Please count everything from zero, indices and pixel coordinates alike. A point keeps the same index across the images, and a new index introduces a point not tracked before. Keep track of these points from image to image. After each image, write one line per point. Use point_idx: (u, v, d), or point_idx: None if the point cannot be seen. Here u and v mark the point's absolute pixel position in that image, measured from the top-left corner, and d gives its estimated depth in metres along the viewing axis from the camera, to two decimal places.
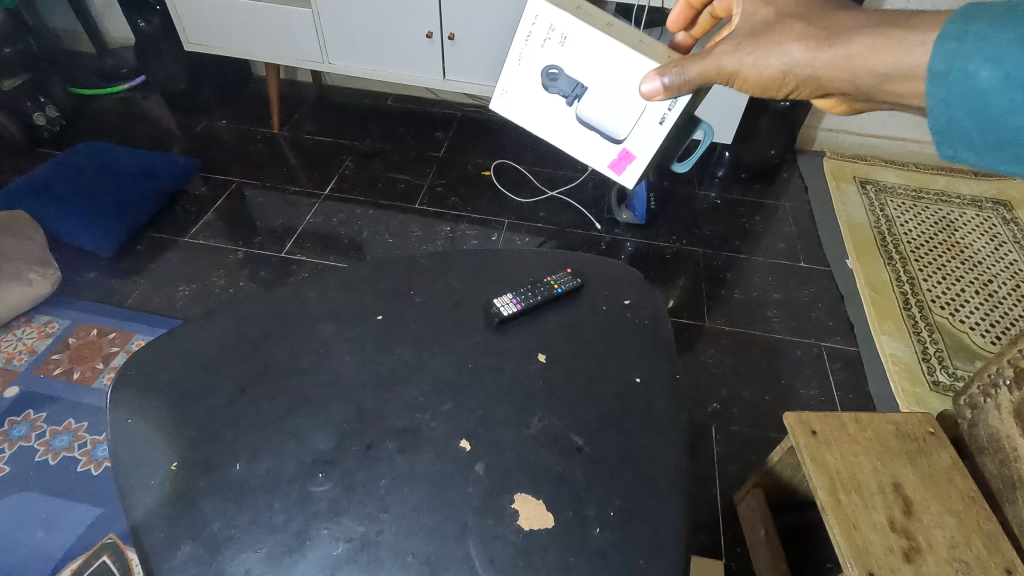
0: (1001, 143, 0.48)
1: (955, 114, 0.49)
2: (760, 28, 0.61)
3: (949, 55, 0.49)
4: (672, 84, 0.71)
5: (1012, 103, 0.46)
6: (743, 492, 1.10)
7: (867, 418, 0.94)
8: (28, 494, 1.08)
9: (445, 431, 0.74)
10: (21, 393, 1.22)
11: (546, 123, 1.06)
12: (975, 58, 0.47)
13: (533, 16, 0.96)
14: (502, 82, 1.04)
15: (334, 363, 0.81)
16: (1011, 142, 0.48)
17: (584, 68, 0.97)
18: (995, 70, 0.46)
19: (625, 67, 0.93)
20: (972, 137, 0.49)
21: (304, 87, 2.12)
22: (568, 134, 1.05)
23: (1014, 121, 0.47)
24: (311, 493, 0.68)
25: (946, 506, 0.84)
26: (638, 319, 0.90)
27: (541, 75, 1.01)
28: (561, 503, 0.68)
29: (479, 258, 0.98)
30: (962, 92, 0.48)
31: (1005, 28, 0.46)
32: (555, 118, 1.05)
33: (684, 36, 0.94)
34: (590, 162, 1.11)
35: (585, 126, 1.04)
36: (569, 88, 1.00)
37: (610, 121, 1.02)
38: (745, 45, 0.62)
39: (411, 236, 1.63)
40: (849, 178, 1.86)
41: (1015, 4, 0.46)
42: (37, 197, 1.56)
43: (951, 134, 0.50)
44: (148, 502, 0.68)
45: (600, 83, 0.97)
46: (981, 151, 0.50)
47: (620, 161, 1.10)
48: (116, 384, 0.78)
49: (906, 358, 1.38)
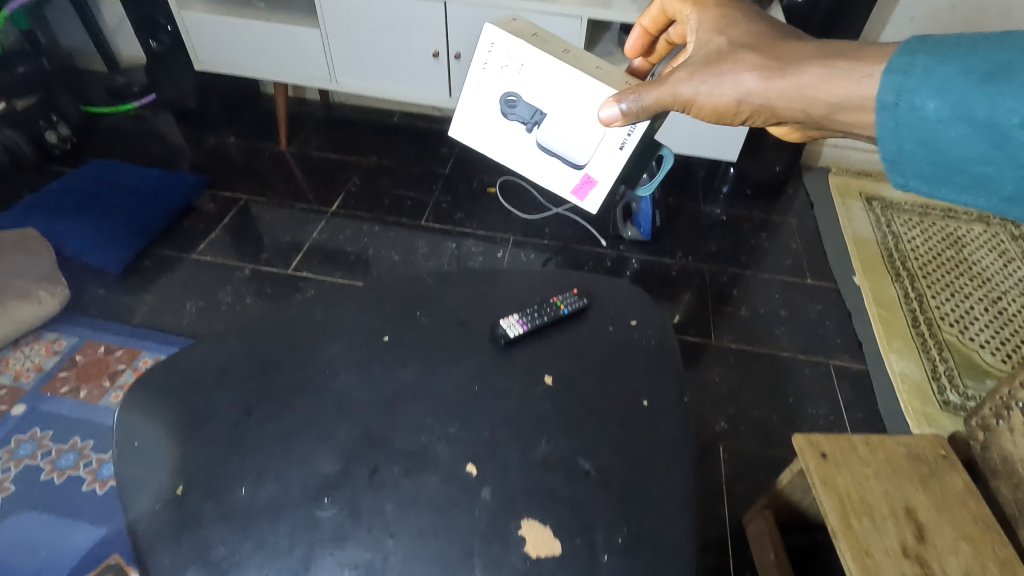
0: (951, 174, 0.46)
1: (904, 146, 0.47)
2: (713, 57, 0.63)
3: (897, 87, 0.47)
4: (630, 110, 0.71)
5: (960, 137, 0.44)
6: (751, 513, 1.08)
7: (878, 439, 0.93)
8: (33, 513, 1.08)
9: (452, 454, 0.74)
10: (28, 411, 1.23)
11: (506, 149, 1.01)
12: (920, 89, 0.45)
13: (489, 43, 0.93)
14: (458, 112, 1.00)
15: (340, 385, 0.81)
16: (960, 175, 0.46)
17: (543, 92, 0.92)
18: (941, 102, 0.44)
19: (582, 93, 0.89)
20: (924, 170, 0.47)
21: (311, 104, 2.14)
22: (528, 161, 1.00)
23: (963, 155, 0.45)
24: (317, 518, 0.68)
25: (960, 532, 0.82)
26: (645, 340, 0.89)
27: (499, 102, 0.97)
28: (568, 529, 0.67)
29: (485, 277, 0.98)
30: (910, 125, 0.46)
31: (947, 62, 0.44)
32: (515, 145, 1.00)
33: (641, 61, 0.92)
34: (552, 188, 1.04)
35: (546, 153, 0.98)
36: (529, 114, 0.95)
37: (571, 147, 0.95)
38: (699, 74, 0.63)
39: (417, 253, 1.63)
40: (854, 194, 1.86)
41: (956, 40, 0.46)
42: (47, 215, 1.58)
43: (901, 166, 0.48)
44: (153, 527, 0.67)
45: (561, 108, 0.92)
46: (934, 184, 0.48)
47: (583, 188, 1.02)
48: (124, 406, 0.79)
49: (915, 376, 1.37)
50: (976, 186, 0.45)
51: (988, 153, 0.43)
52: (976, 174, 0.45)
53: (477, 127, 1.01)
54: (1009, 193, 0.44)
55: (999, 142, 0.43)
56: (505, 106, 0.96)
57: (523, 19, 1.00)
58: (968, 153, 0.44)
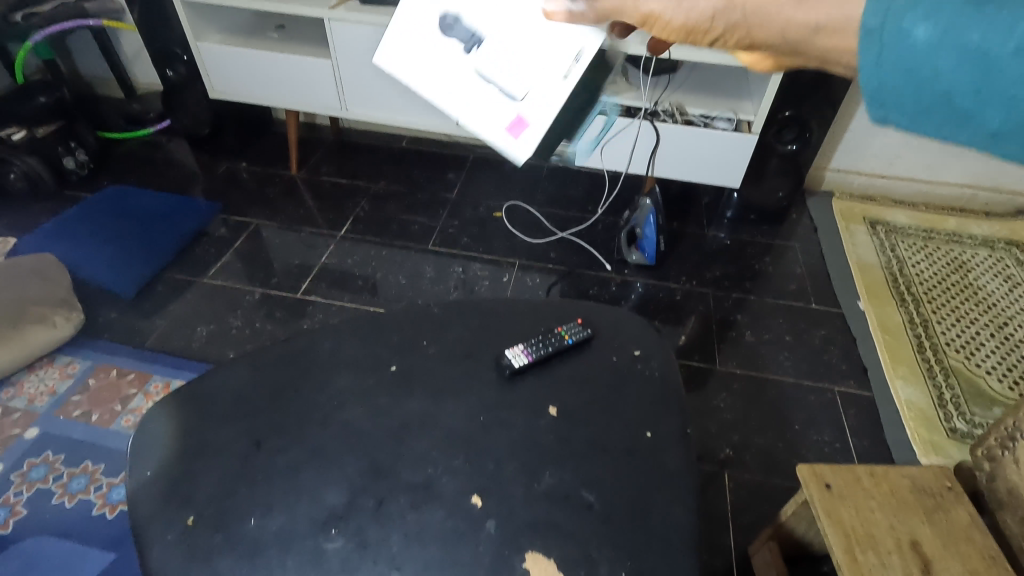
0: (933, 108, 0.41)
1: (886, 76, 0.41)
2: None
3: (882, 9, 0.40)
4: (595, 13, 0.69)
5: (945, 63, 0.39)
6: (756, 543, 1.08)
7: (882, 470, 0.93)
8: (44, 538, 1.09)
9: (457, 486, 0.75)
10: (41, 435, 1.25)
11: (436, 79, 0.87)
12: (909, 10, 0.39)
13: None
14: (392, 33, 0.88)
15: (349, 416, 0.82)
16: (943, 107, 0.40)
17: (488, 15, 0.80)
18: (931, 24, 0.38)
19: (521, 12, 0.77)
20: (907, 103, 0.41)
21: (322, 130, 2.18)
22: (461, 92, 0.87)
23: (948, 82, 0.39)
24: (324, 550, 0.69)
25: (967, 566, 0.82)
26: (648, 371, 0.90)
27: (434, 19, 0.84)
28: (571, 563, 0.68)
29: (490, 307, 1.00)
30: (893, 51, 0.40)
31: None
32: (447, 74, 0.87)
33: None
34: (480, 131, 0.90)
35: (483, 81, 0.86)
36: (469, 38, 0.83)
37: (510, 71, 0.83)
38: None
39: (424, 277, 1.66)
40: (858, 218, 1.87)
41: None
42: (65, 241, 1.62)
43: (885, 99, 0.42)
44: (163, 558, 0.69)
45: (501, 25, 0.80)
46: (917, 118, 0.42)
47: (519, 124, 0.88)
48: (137, 437, 0.81)
49: (921, 403, 1.36)
50: (960, 122, 0.40)
51: (978, 83, 0.38)
52: (961, 107, 0.40)
53: (411, 51, 0.88)
54: (996, 127, 0.39)
55: (990, 69, 0.37)
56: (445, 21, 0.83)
57: None
58: (953, 83, 0.39)
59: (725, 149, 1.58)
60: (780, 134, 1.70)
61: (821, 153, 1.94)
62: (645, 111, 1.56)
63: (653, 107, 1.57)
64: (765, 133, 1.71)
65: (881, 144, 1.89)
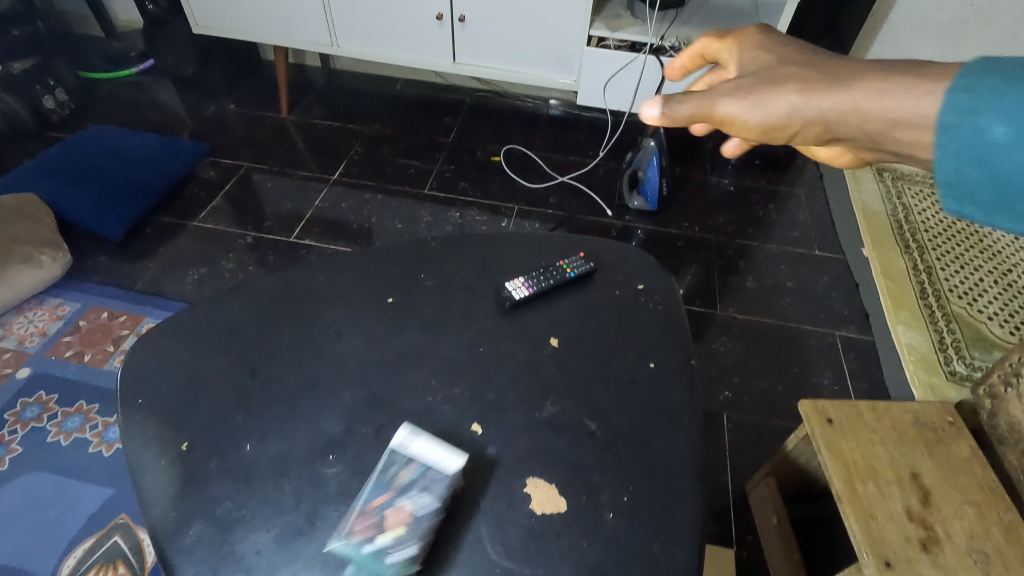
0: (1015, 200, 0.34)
1: (962, 169, 0.35)
2: (766, 74, 0.47)
3: (959, 107, 0.35)
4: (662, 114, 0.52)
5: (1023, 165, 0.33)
6: (754, 480, 1.09)
7: (884, 406, 0.92)
8: (41, 474, 1.09)
9: (457, 414, 0.73)
10: (33, 374, 1.23)
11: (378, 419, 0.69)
12: (990, 110, 0.34)
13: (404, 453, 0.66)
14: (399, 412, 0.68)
15: (345, 346, 0.80)
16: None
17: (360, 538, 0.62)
18: (1010, 124, 0.33)
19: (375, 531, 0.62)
20: (982, 192, 0.35)
21: (312, 71, 2.09)
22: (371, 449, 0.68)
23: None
24: (322, 475, 0.67)
25: (965, 497, 0.82)
26: (652, 305, 0.88)
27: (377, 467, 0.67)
28: (573, 488, 0.67)
29: (489, 242, 0.97)
30: (967, 150, 0.35)
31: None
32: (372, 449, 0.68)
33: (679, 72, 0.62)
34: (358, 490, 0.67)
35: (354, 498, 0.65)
36: (404, 480, 0.64)
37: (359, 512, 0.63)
38: (747, 87, 0.47)
39: (420, 222, 1.62)
40: (865, 165, 1.83)
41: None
42: (48, 180, 1.56)
43: (964, 191, 0.36)
44: (156, 484, 0.67)
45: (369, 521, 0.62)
46: (996, 214, 0.35)
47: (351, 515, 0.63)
48: (125, 367, 0.78)
49: (922, 348, 1.34)
50: None
51: None
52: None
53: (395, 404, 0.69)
54: None
55: None
56: (444, 471, 0.64)
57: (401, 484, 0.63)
58: None
59: None
60: None
61: None
62: (651, 46, 1.50)
63: (659, 42, 1.50)
64: None
65: None
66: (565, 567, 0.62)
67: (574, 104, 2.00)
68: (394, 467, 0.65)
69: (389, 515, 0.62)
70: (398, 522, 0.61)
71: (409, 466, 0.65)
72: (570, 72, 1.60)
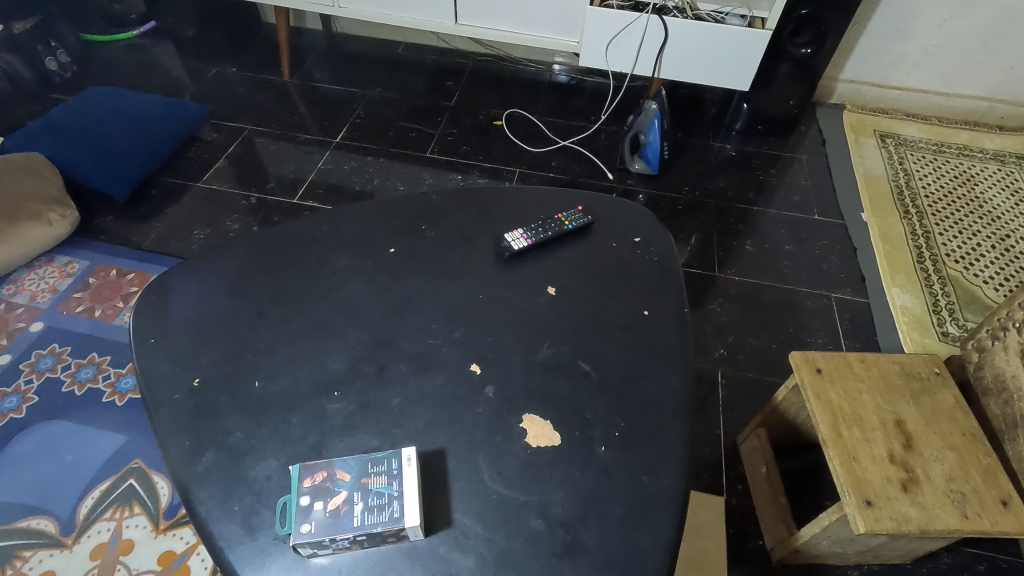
0: None
1: None
2: None
3: None
4: None
5: None
6: (746, 432, 1.11)
7: (873, 357, 0.94)
8: (58, 421, 1.13)
9: (457, 356, 0.76)
10: (45, 328, 1.26)
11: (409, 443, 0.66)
12: None
13: (405, 459, 0.64)
14: (410, 452, 0.64)
15: (348, 292, 0.83)
16: None
17: (314, 514, 0.60)
18: None
19: (328, 518, 0.59)
20: None
21: (313, 35, 2.08)
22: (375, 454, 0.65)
23: None
24: (327, 410, 0.71)
25: (947, 442, 0.86)
26: (647, 256, 0.90)
27: (382, 454, 0.65)
28: (567, 424, 0.70)
29: (489, 196, 0.98)
30: None
31: None
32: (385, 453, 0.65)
33: None
34: (342, 461, 0.64)
35: (333, 468, 0.63)
36: (372, 487, 0.62)
37: (328, 494, 0.61)
38: None
39: (422, 183, 1.63)
40: (869, 131, 1.82)
41: None
42: (52, 139, 1.57)
43: None
44: (170, 414, 0.71)
45: (333, 506, 0.60)
46: None
47: (317, 484, 0.62)
48: (139, 309, 0.81)
49: (916, 310, 1.37)
50: None
51: None
52: None
53: None
54: None
55: None
56: (397, 516, 0.60)
57: (386, 504, 0.61)
58: None
59: (734, 49, 1.52)
60: (794, 35, 1.62)
61: (834, 61, 1.85)
62: (653, 5, 1.48)
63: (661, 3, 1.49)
64: (778, 33, 1.62)
65: (898, 52, 1.80)
66: (560, 495, 0.65)
67: (576, 68, 1.99)
68: (376, 467, 0.63)
69: (338, 500, 0.61)
70: (332, 513, 0.60)
71: (384, 479, 0.63)
72: (573, 33, 1.60)
